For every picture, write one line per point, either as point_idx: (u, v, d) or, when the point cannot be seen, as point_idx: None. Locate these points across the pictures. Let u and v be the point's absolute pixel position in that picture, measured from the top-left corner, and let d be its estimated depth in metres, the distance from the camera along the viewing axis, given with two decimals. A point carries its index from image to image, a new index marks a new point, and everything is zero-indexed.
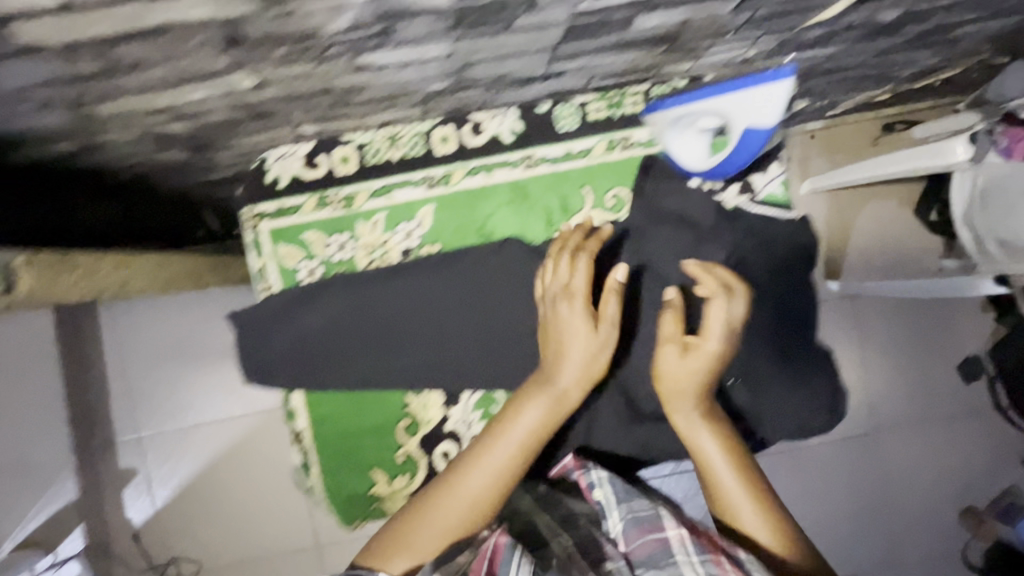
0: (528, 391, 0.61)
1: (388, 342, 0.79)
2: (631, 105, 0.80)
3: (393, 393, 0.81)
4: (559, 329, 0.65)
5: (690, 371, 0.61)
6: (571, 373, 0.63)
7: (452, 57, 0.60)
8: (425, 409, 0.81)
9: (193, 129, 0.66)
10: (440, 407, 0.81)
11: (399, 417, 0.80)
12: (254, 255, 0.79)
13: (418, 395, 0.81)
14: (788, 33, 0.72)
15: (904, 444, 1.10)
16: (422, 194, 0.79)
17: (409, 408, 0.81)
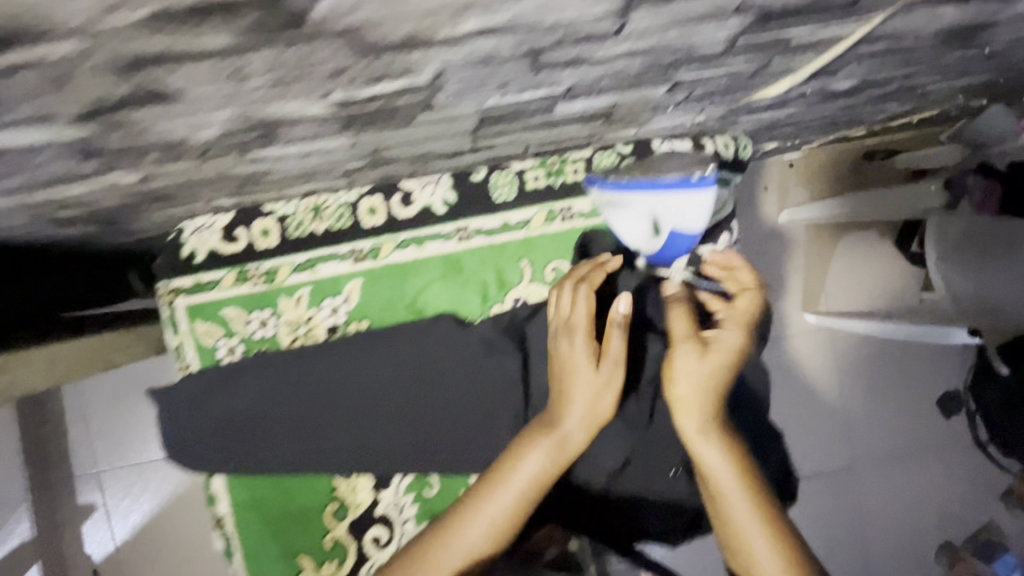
0: (529, 437, 0.63)
1: (312, 426, 0.74)
2: (573, 173, 0.75)
3: (321, 476, 0.76)
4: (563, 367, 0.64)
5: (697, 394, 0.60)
6: (575, 416, 0.63)
7: (359, 145, 0.55)
8: (354, 493, 0.77)
9: (86, 214, 0.61)
10: (370, 489, 0.77)
11: (327, 501, 0.76)
12: (170, 332, 0.74)
13: (347, 478, 0.76)
14: (735, 104, 0.67)
15: (883, 476, 1.09)
16: (348, 268, 0.74)
17: (337, 491, 0.76)
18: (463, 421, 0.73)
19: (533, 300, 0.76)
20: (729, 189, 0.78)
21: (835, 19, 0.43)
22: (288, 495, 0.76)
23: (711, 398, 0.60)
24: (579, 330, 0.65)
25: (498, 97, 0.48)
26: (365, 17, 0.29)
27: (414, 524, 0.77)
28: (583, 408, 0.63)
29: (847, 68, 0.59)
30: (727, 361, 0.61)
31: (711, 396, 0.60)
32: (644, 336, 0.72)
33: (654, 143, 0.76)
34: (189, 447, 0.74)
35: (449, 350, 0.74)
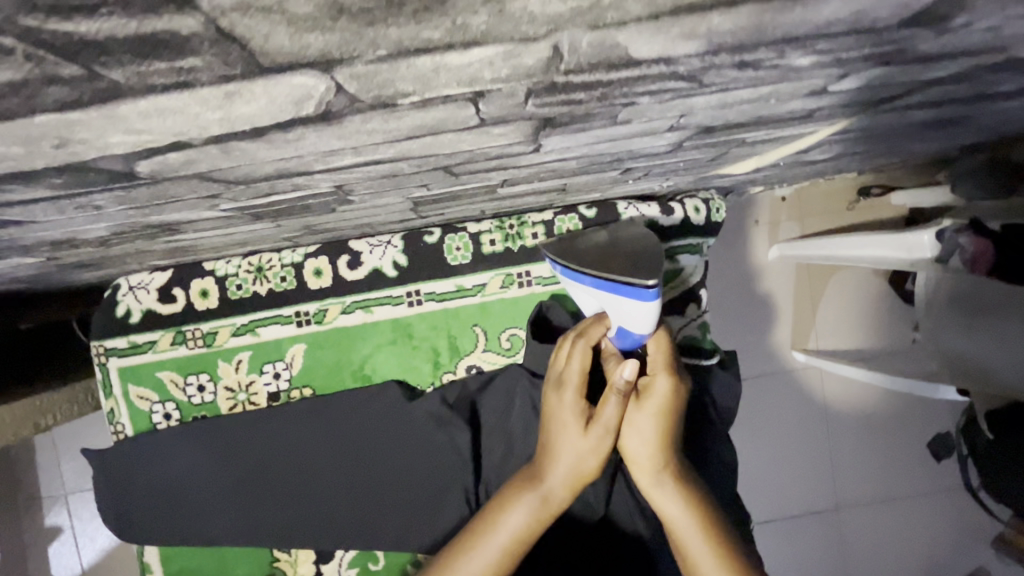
0: (515, 491, 0.55)
1: (250, 496, 0.70)
2: (532, 236, 0.71)
3: (260, 548, 0.72)
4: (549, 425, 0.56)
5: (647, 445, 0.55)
6: (559, 473, 0.54)
7: (283, 226, 0.51)
8: (294, 566, 0.73)
9: (3, 283, 0.57)
10: (312, 563, 0.73)
11: (266, 574, 0.72)
12: (103, 394, 0.71)
13: (287, 551, 0.72)
14: (702, 175, 0.62)
15: (872, 522, 0.98)
16: (292, 331, 0.70)
17: (277, 564, 0.73)
18: (408, 498, 0.69)
19: (487, 369, 0.72)
20: (698, 257, 0.73)
21: (790, 126, 0.39)
22: (225, 566, 0.72)
23: (661, 447, 0.55)
24: (568, 385, 0.56)
25: (423, 191, 0.44)
26: (210, 167, 0.25)
27: None
28: (570, 471, 0.54)
29: (819, 148, 0.55)
30: (669, 407, 0.56)
31: (657, 441, 0.55)
32: None
33: (620, 206, 0.71)
34: (122, 515, 0.70)
35: (396, 421, 0.70)
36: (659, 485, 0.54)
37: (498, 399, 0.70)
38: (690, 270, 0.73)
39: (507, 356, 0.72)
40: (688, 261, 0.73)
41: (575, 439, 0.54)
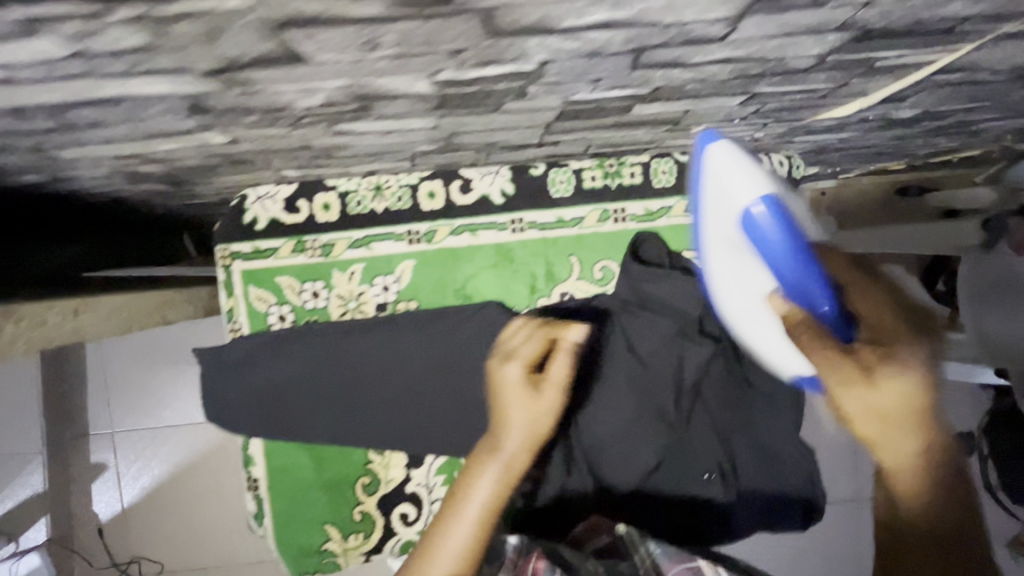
0: (477, 461, 0.63)
1: (353, 397, 0.75)
2: (629, 176, 0.76)
3: (356, 449, 0.78)
4: (501, 398, 0.64)
5: (898, 424, 0.53)
6: (514, 437, 0.63)
7: (438, 128, 0.58)
8: (386, 469, 0.78)
9: (166, 170, 0.63)
10: (403, 467, 0.78)
11: (360, 474, 0.78)
12: (223, 295, 0.76)
13: (380, 454, 0.78)
14: (798, 122, 0.68)
15: None
16: (403, 249, 0.76)
17: (370, 466, 0.78)
18: None
19: (580, 297, 0.77)
20: None
21: (924, 46, 0.45)
22: (322, 464, 0.78)
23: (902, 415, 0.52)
24: (516, 359, 0.66)
25: (585, 92, 0.50)
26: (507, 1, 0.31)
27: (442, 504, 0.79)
28: (524, 433, 0.63)
29: (916, 97, 0.61)
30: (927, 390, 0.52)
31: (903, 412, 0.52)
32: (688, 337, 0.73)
33: None
34: (231, 409, 0.76)
35: (495, 337, 0.75)
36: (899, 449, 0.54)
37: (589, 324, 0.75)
38: None
39: (597, 286, 0.77)
40: None
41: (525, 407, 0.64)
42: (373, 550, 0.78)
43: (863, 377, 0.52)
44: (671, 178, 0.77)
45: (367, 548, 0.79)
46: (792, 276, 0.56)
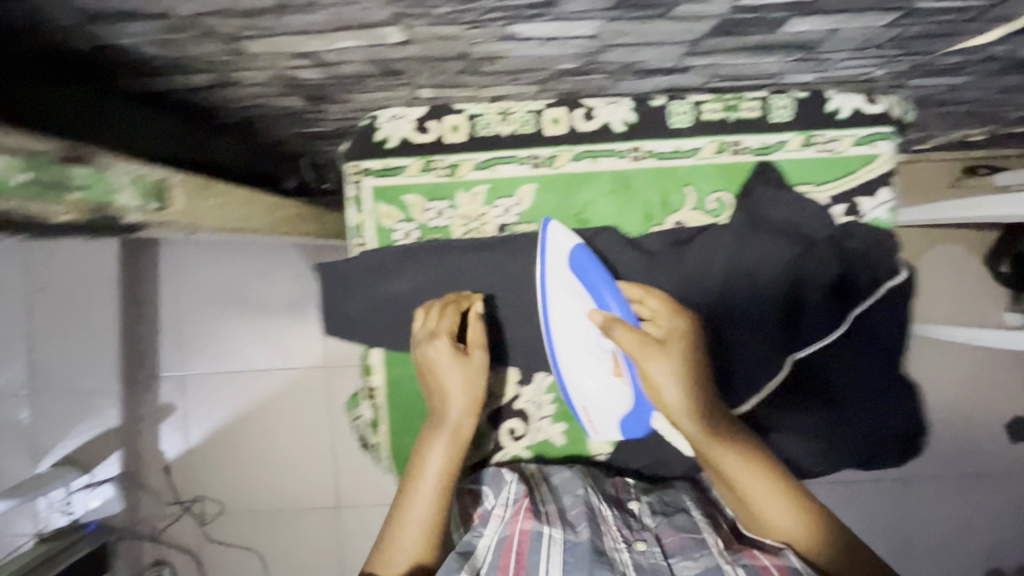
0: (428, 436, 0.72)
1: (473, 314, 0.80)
2: (748, 110, 0.79)
3: None
4: (432, 376, 0.74)
5: (718, 428, 0.68)
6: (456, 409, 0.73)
7: (596, 38, 0.60)
8: (498, 384, 0.83)
9: (322, 76, 0.67)
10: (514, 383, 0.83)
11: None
12: (353, 210, 0.80)
13: (495, 369, 0.82)
14: (926, 57, 0.71)
15: (929, 490, 1.21)
16: (526, 172, 0.80)
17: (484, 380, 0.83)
18: None
19: (694, 226, 0.80)
20: (895, 144, 0.79)
21: None
22: None
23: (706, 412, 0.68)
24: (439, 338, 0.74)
25: None
26: None
27: (549, 421, 0.84)
28: (463, 399, 0.73)
29: None
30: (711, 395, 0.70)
31: (707, 411, 0.68)
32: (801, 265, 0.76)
33: (830, 93, 0.79)
34: (357, 321, 0.81)
35: (612, 260, 0.78)
36: (716, 445, 0.68)
37: (703, 253, 0.78)
38: (885, 156, 0.80)
39: (711, 217, 0.81)
40: (885, 147, 0.80)
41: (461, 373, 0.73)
42: (482, 461, 0.83)
43: (672, 369, 0.68)
44: (789, 113, 0.79)
45: (477, 459, 0.84)
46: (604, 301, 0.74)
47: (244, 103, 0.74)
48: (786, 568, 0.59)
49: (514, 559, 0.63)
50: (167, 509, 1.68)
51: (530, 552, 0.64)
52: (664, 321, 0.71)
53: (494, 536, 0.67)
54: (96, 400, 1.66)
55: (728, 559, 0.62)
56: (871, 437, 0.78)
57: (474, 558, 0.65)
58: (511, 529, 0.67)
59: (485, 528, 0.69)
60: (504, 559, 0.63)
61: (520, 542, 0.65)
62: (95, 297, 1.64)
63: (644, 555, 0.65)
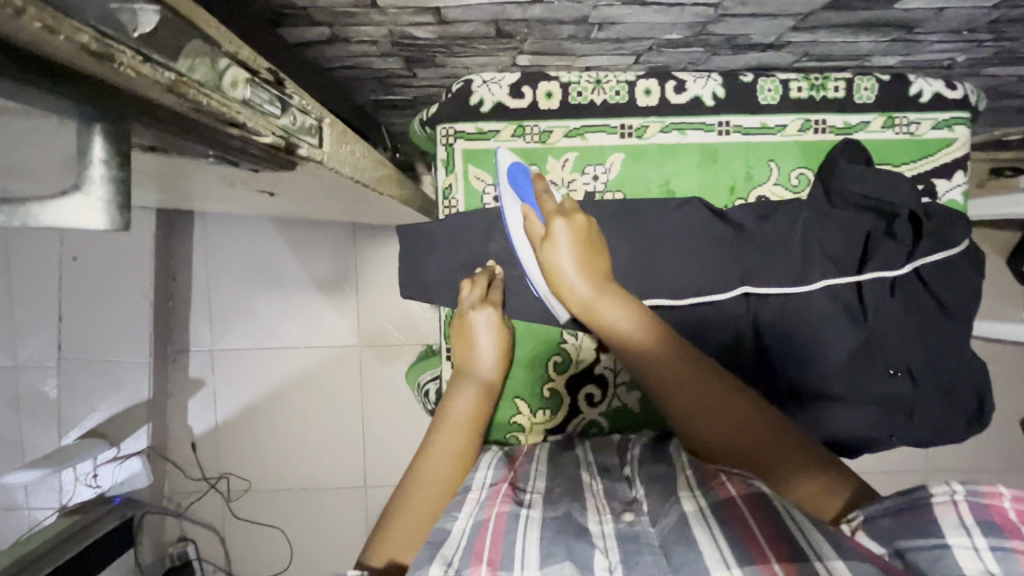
0: (456, 391, 0.78)
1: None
2: (833, 90, 0.82)
3: (552, 330, 0.86)
4: (467, 339, 0.80)
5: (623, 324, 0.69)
6: (484, 370, 0.80)
7: (716, 7, 0.62)
8: (578, 351, 0.86)
9: (436, 35, 0.68)
10: (593, 349, 0.86)
11: (554, 353, 0.86)
12: (444, 172, 0.84)
13: (574, 337, 0.85)
14: (1011, 43, 0.74)
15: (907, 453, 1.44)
16: (615, 141, 0.83)
17: (564, 346, 0.86)
18: (692, 296, 0.83)
19: (775, 200, 0.84)
20: (971, 129, 0.83)
21: None
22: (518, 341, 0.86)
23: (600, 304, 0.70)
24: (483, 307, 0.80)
25: None
26: None
27: (625, 388, 0.87)
28: (492, 363, 0.80)
29: None
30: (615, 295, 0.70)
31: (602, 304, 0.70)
32: (868, 241, 0.81)
33: (911, 77, 0.82)
34: (446, 278, 0.85)
35: (694, 229, 0.83)
36: (619, 337, 0.69)
37: (782, 224, 0.82)
38: (961, 141, 0.84)
39: (792, 192, 0.85)
40: (961, 132, 0.84)
41: (490, 342, 0.80)
42: (558, 424, 0.87)
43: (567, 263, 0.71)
44: (872, 95, 0.82)
45: (552, 424, 0.87)
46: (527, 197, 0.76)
47: (350, 60, 0.75)
48: (754, 497, 0.55)
49: (490, 538, 0.55)
50: (194, 484, 1.69)
51: (507, 531, 0.56)
52: (548, 222, 0.73)
53: (469, 520, 0.59)
54: (126, 373, 1.62)
55: (697, 501, 0.58)
56: (940, 414, 0.81)
57: (447, 543, 0.55)
58: (486, 513, 0.60)
59: (458, 511, 0.61)
60: (480, 539, 0.55)
61: (498, 523, 0.57)
62: (125, 268, 1.59)
63: (630, 524, 0.58)
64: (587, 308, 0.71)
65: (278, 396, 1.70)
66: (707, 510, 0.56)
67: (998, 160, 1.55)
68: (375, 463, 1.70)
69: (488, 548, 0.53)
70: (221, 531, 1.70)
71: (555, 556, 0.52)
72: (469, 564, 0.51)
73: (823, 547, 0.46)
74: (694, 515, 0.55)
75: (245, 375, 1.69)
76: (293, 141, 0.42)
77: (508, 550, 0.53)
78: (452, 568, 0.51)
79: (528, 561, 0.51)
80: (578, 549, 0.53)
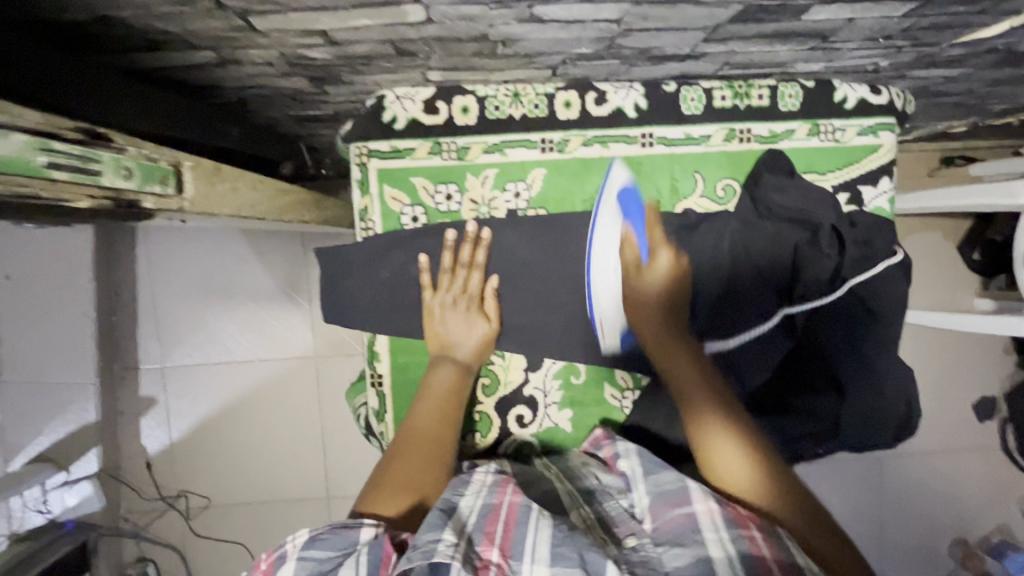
0: (441, 365, 0.78)
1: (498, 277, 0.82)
2: (757, 98, 0.80)
3: None
4: (452, 318, 0.79)
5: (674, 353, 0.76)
6: (468, 347, 0.80)
7: (617, 23, 0.59)
8: (506, 372, 0.84)
9: (331, 56, 0.64)
10: (522, 370, 0.84)
11: (482, 375, 0.84)
12: (360, 193, 0.81)
13: (502, 358, 0.84)
14: (931, 48, 0.72)
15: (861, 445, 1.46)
16: (537, 156, 0.80)
17: (492, 369, 0.84)
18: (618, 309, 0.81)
19: (701, 212, 0.82)
20: (896, 136, 0.82)
21: None
22: None
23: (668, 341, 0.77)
24: (470, 289, 0.80)
25: None
26: None
27: (556, 408, 0.85)
28: (477, 341, 0.80)
29: None
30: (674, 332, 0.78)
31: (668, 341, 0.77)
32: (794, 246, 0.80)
33: (835, 84, 0.81)
34: (365, 301, 0.82)
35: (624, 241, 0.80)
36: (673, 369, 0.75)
37: (709, 235, 0.81)
38: (887, 147, 0.83)
39: (719, 204, 0.82)
40: (886, 138, 0.82)
41: (461, 323, 0.80)
42: (490, 448, 0.85)
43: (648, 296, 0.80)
44: (796, 102, 0.80)
45: (483, 445, 0.85)
46: (637, 222, 0.81)
47: (246, 82, 0.71)
48: (789, 566, 0.56)
49: (503, 525, 0.61)
50: (150, 504, 1.66)
51: (519, 521, 0.62)
52: (652, 250, 0.80)
53: (479, 500, 0.65)
54: (71, 394, 1.57)
55: (726, 549, 0.58)
56: (868, 425, 0.80)
57: (459, 515, 0.62)
58: (498, 498, 0.65)
59: (467, 488, 0.66)
60: (490, 525, 0.61)
61: (510, 512, 0.63)
62: (63, 286, 1.53)
63: (634, 550, 0.62)
64: (658, 341, 0.78)
65: (232, 411, 1.66)
66: (736, 560, 0.57)
67: (947, 150, 1.54)
68: (337, 474, 1.68)
69: (501, 534, 0.61)
70: (182, 549, 1.67)
71: (566, 562, 0.57)
72: (482, 543, 0.60)
73: None
74: (725, 567, 0.57)
75: (197, 391, 1.65)
76: (128, 196, 0.40)
77: (519, 540, 0.60)
78: (466, 541, 0.60)
79: (538, 555, 0.58)
80: (592, 557, 0.57)
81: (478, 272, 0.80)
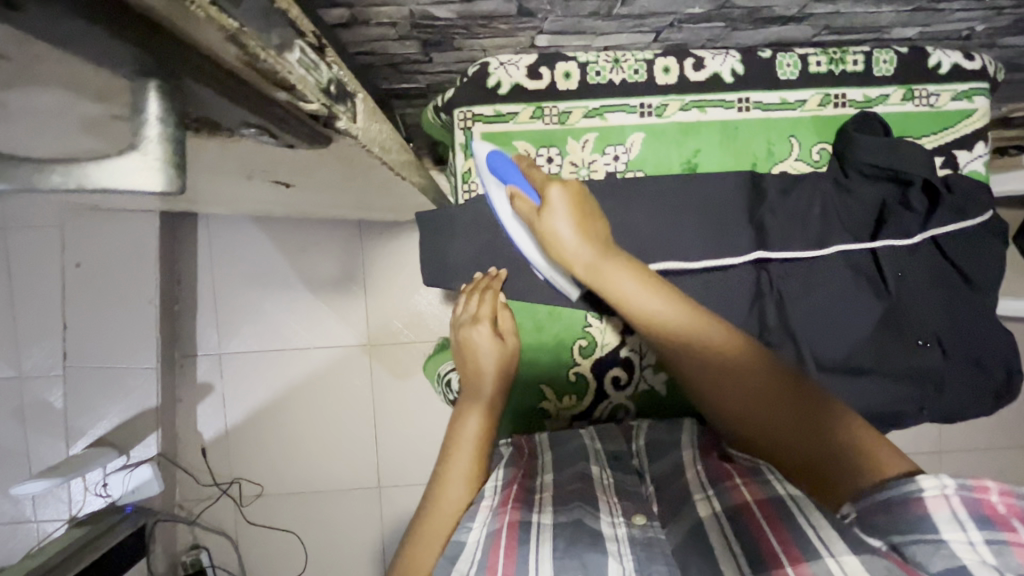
0: (465, 409, 0.81)
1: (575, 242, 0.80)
2: (852, 63, 0.81)
3: (575, 316, 0.86)
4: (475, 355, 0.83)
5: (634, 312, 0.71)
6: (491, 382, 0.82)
7: None
8: (603, 334, 0.87)
9: (454, 14, 0.67)
10: (618, 333, 0.87)
11: (578, 337, 0.86)
12: (463, 156, 0.84)
13: (598, 321, 0.86)
14: None
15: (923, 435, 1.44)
16: (636, 121, 0.82)
17: (589, 330, 0.86)
18: (719, 271, 0.81)
19: (797, 174, 0.83)
20: (990, 100, 0.83)
21: None
22: (542, 328, 0.87)
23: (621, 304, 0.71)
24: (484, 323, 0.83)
25: None
26: None
27: (651, 370, 0.88)
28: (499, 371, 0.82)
29: None
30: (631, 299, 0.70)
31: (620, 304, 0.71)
32: (884, 200, 0.81)
33: (930, 49, 0.82)
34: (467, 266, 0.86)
35: (720, 205, 0.81)
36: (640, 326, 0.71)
37: (804, 201, 0.81)
38: (981, 111, 0.83)
39: (814, 167, 0.84)
40: (981, 102, 0.83)
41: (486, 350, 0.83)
42: (584, 410, 0.90)
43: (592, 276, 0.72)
44: (891, 67, 0.82)
45: (579, 408, 0.90)
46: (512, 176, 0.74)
47: (363, 46, 0.74)
48: (767, 499, 0.59)
49: (502, 552, 0.56)
50: (205, 491, 1.67)
51: (520, 544, 0.58)
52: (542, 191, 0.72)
53: (483, 531, 0.62)
54: (132, 380, 1.58)
55: (712, 505, 0.62)
56: (967, 391, 0.79)
57: (463, 556, 0.59)
58: (498, 522, 0.62)
59: (473, 520, 0.64)
60: (491, 553, 0.57)
61: (509, 536, 0.59)
62: (129, 272, 1.56)
63: (641, 530, 0.62)
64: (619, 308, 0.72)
65: (285, 398, 1.67)
66: (722, 513, 0.60)
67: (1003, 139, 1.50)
68: (387, 464, 1.68)
69: (501, 564, 0.55)
70: (235, 537, 1.67)
71: (569, 571, 0.54)
72: None
73: (833, 548, 0.48)
74: (711, 520, 0.60)
75: (253, 376, 1.67)
76: (333, 113, 0.41)
77: (521, 566, 0.55)
78: None
79: None
80: (593, 561, 0.55)
81: (491, 300, 0.84)
